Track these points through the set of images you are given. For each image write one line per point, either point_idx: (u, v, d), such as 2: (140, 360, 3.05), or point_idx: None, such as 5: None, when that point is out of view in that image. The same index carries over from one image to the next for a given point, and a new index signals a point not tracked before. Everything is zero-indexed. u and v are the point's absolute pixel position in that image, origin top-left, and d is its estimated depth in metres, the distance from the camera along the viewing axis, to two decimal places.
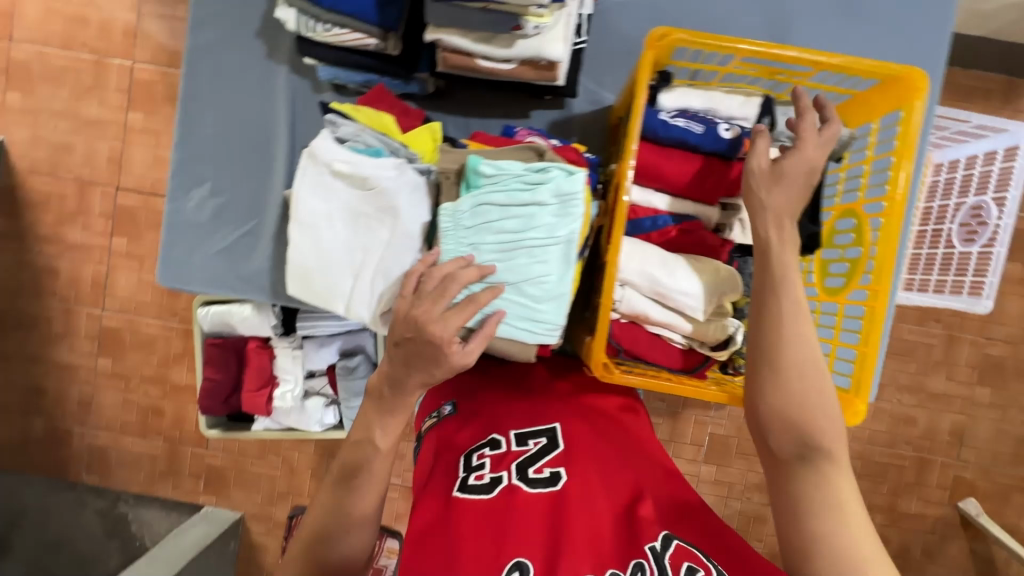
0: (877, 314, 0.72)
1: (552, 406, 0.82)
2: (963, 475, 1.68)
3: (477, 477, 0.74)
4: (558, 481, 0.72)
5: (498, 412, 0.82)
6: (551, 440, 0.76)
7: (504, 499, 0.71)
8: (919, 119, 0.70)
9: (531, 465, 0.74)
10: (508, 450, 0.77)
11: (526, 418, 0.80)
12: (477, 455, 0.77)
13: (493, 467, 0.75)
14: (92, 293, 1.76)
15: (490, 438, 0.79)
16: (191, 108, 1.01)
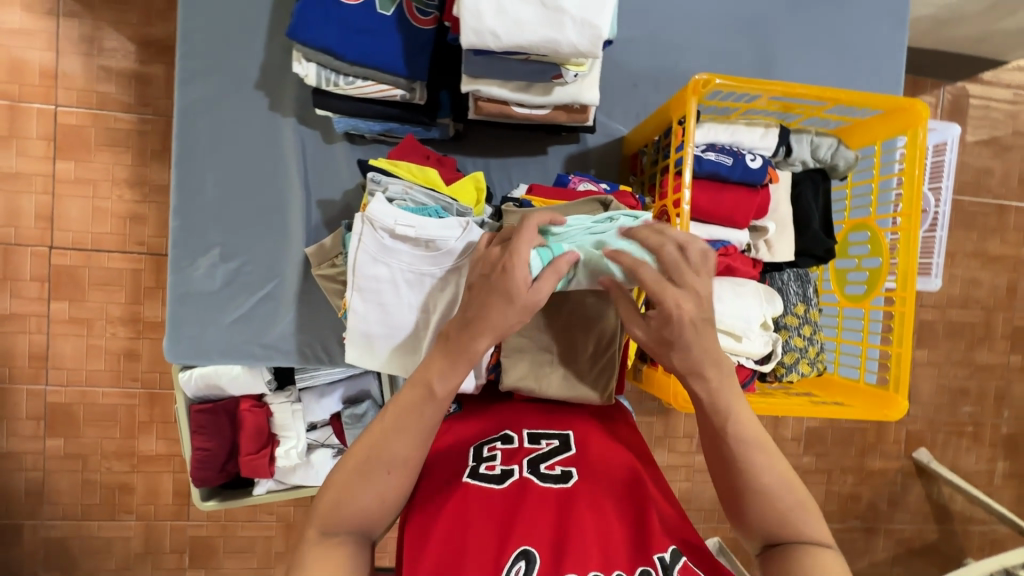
0: (908, 318, 0.80)
1: (566, 409, 0.81)
2: (913, 428, 1.89)
3: (488, 467, 0.70)
4: (570, 480, 0.69)
5: (512, 412, 0.80)
6: (564, 442, 0.73)
7: (515, 491, 0.67)
8: (923, 143, 0.79)
9: (542, 462, 0.71)
10: (521, 446, 0.73)
11: (540, 420, 0.78)
12: (488, 447, 0.74)
13: (504, 460, 0.71)
14: (31, 368, 1.56)
15: (502, 434, 0.76)
16: (189, 169, 0.93)
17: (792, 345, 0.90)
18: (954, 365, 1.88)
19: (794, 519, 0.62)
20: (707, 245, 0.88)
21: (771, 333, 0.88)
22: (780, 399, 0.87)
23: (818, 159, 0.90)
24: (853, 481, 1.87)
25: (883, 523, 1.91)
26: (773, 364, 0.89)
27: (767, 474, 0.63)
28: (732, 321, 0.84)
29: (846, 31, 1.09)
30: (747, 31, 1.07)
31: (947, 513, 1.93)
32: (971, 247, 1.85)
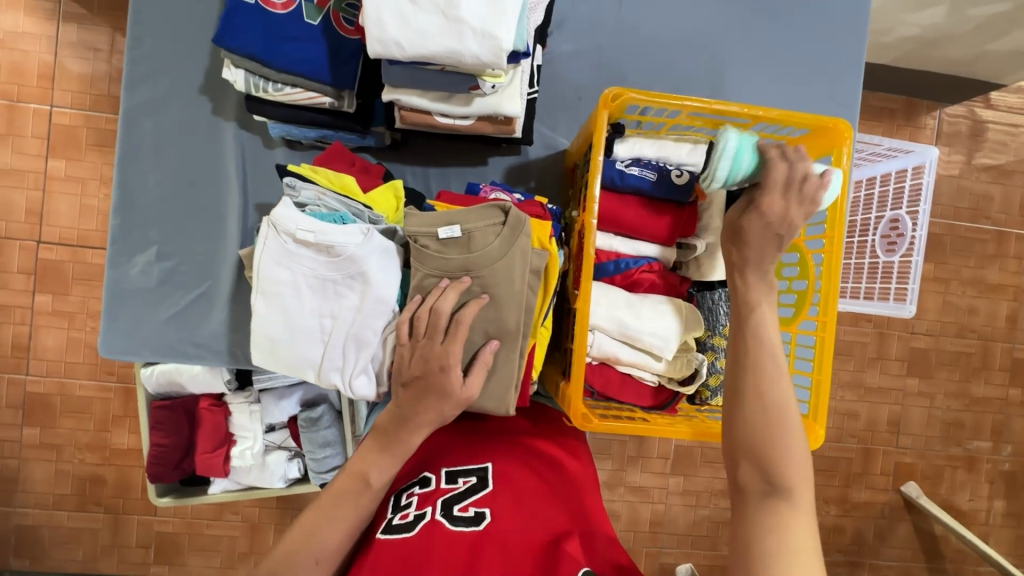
0: (828, 343, 0.78)
1: (492, 444, 0.79)
2: (904, 460, 1.81)
3: (402, 516, 0.70)
4: (482, 521, 0.66)
5: (438, 450, 0.80)
6: (480, 479, 0.72)
7: (424, 534, 0.65)
8: (846, 164, 0.77)
9: (456, 503, 0.69)
10: (437, 487, 0.73)
11: (461, 455, 0.78)
12: (407, 494, 0.74)
13: (418, 505, 0.70)
14: (14, 357, 1.60)
15: (422, 477, 0.75)
16: (130, 170, 0.96)
17: (718, 367, 0.87)
18: (948, 396, 1.80)
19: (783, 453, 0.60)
20: (631, 260, 0.86)
21: (696, 353, 0.86)
22: (701, 423, 0.84)
23: None
24: (837, 512, 1.80)
25: (868, 558, 1.83)
26: (697, 386, 0.85)
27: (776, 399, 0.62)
28: (650, 339, 0.82)
29: (810, 50, 1.07)
30: (701, 47, 1.05)
31: (939, 551, 1.84)
32: (967, 273, 1.78)
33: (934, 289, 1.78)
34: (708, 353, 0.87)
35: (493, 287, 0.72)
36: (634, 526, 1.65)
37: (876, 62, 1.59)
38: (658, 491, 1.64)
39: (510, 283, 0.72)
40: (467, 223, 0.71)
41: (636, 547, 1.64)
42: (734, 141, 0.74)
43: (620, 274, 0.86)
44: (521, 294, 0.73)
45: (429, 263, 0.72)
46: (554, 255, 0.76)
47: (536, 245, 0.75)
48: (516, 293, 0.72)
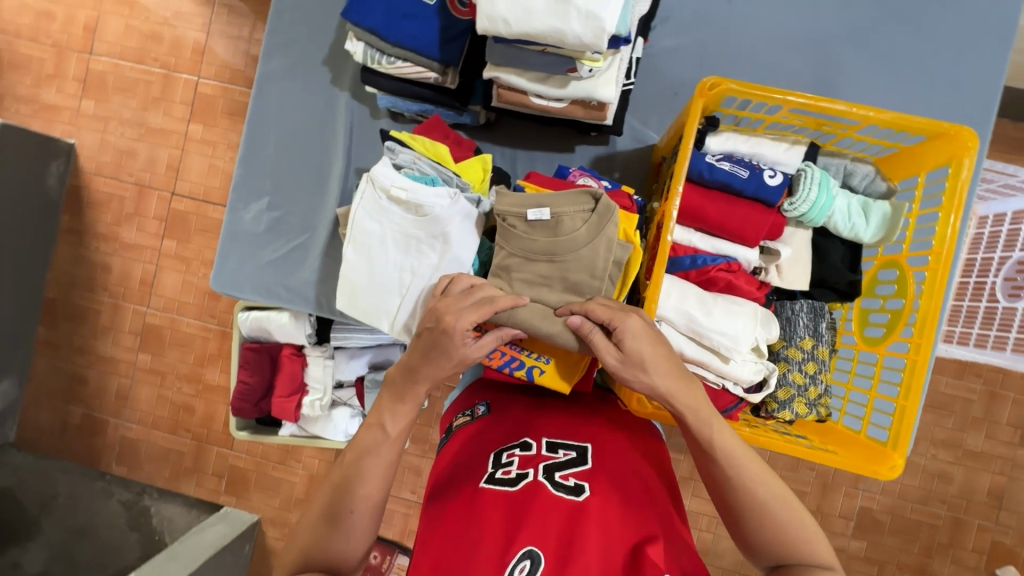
0: (919, 368, 0.72)
1: (592, 425, 0.77)
2: (1002, 541, 1.59)
3: (504, 472, 0.70)
4: (583, 493, 0.65)
5: (534, 416, 0.78)
6: (582, 454, 0.71)
7: (526, 493, 0.66)
8: (966, 176, 0.70)
9: (558, 471, 0.68)
10: (538, 453, 0.72)
11: (562, 428, 0.76)
12: (506, 454, 0.73)
13: (520, 464, 0.70)
14: (139, 291, 1.85)
15: (521, 440, 0.74)
16: (256, 128, 1.08)
17: (789, 380, 0.83)
18: None
19: (796, 537, 0.65)
20: (709, 256, 0.84)
21: (765, 361, 0.82)
22: (764, 432, 0.82)
23: (848, 186, 0.83)
24: None
25: None
26: (764, 395, 0.83)
27: (764, 499, 0.66)
28: (718, 338, 0.79)
29: (939, 62, 0.98)
30: (813, 52, 1.01)
31: None
32: None
33: None
34: (778, 363, 0.84)
35: (572, 273, 0.75)
36: None
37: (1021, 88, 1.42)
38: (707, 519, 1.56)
39: (592, 273, 0.74)
40: (557, 207, 0.74)
41: None
42: (818, 172, 0.81)
43: (696, 270, 0.84)
44: (600, 285, 0.75)
45: (515, 243, 0.76)
46: (638, 250, 0.78)
47: (621, 237, 0.77)
48: (597, 284, 0.75)
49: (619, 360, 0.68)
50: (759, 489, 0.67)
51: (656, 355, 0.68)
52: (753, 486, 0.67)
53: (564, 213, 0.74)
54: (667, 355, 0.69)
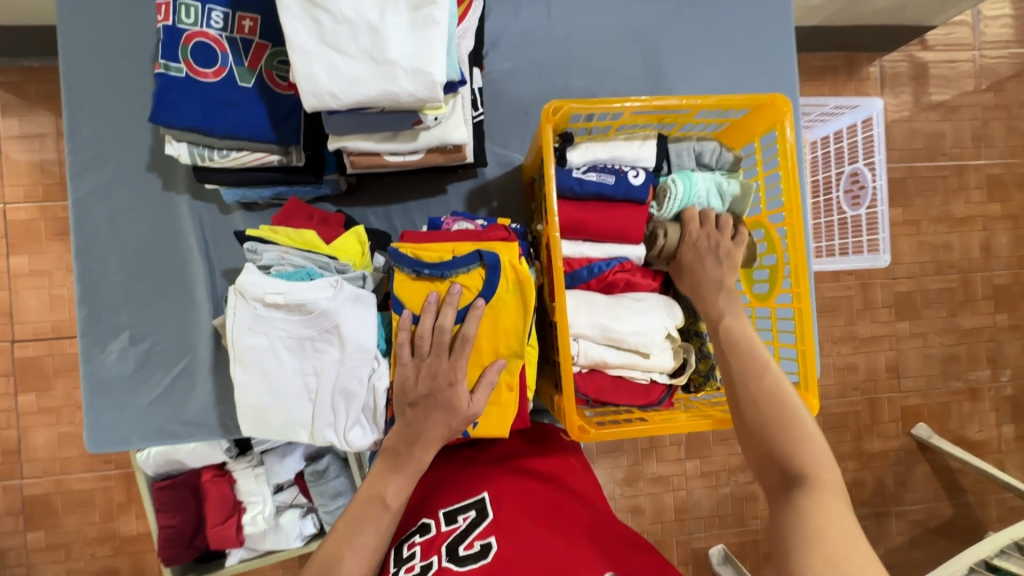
0: (806, 314, 0.79)
1: (487, 471, 0.79)
2: (910, 404, 1.83)
3: (409, 569, 0.70)
4: (489, 554, 0.67)
5: (433, 491, 0.80)
6: (480, 510, 0.72)
7: None
8: (791, 137, 0.79)
9: (461, 543, 0.69)
10: (439, 531, 0.73)
11: (456, 492, 0.77)
12: (409, 544, 0.73)
13: (424, 555, 0.70)
14: (6, 463, 1.55)
15: (421, 523, 0.75)
16: (90, 258, 0.95)
17: (706, 352, 0.88)
18: (939, 333, 1.83)
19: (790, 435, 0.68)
20: (603, 262, 0.87)
21: (682, 345, 0.86)
22: (699, 411, 0.84)
23: (704, 166, 0.88)
24: (855, 467, 1.82)
25: (893, 506, 1.84)
26: (689, 374, 0.87)
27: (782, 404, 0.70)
28: (634, 338, 0.82)
29: (739, 26, 1.09)
30: (636, 43, 1.07)
31: (959, 486, 1.86)
32: (936, 211, 1.82)
33: (906, 232, 1.82)
34: (695, 340, 0.89)
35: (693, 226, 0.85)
36: (660, 517, 1.67)
37: (810, 25, 1.63)
38: (676, 477, 1.67)
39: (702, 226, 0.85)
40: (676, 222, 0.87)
41: (665, 537, 1.66)
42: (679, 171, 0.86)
43: (595, 278, 0.87)
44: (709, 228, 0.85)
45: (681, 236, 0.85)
46: (527, 279, 0.71)
47: (510, 270, 0.72)
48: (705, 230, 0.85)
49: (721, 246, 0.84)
50: (756, 371, 0.72)
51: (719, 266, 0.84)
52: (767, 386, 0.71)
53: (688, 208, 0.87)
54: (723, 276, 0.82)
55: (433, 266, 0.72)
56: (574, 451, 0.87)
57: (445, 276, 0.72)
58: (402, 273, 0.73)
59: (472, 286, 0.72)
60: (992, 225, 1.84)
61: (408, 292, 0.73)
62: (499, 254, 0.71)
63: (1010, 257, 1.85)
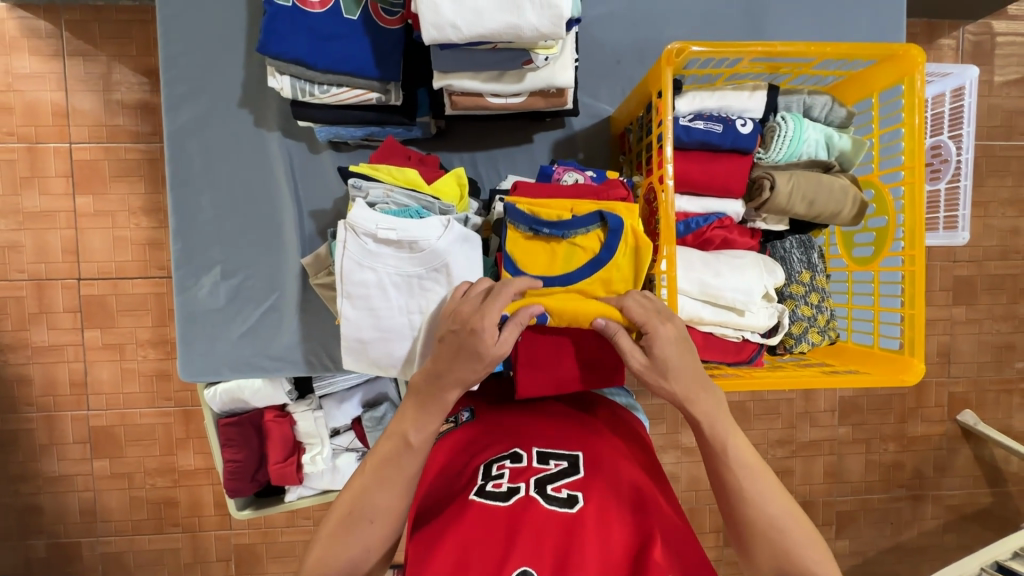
0: (919, 277, 0.77)
1: (589, 431, 0.75)
2: (957, 391, 1.77)
3: (495, 485, 0.66)
4: (576, 505, 0.63)
5: (526, 426, 0.76)
6: (574, 463, 0.68)
7: (517, 511, 0.62)
8: (921, 90, 0.75)
9: (550, 484, 0.66)
10: (529, 465, 0.69)
11: (553, 437, 0.73)
12: (497, 465, 0.70)
13: (511, 478, 0.67)
14: (73, 395, 1.56)
15: (512, 451, 0.71)
16: (183, 193, 0.96)
17: (799, 315, 0.86)
18: (995, 321, 1.74)
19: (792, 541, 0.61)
20: (701, 219, 0.85)
21: (775, 305, 0.84)
22: (791, 372, 0.84)
23: (811, 120, 0.86)
24: (895, 449, 1.77)
25: (930, 490, 1.80)
26: (781, 336, 0.85)
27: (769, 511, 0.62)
28: (731, 295, 0.81)
29: None
30: None
31: (1000, 475, 1.81)
32: (1007, 193, 1.71)
33: (975, 213, 1.72)
34: (788, 302, 0.86)
35: (810, 188, 0.82)
36: (697, 486, 1.63)
37: None
38: None
39: (823, 184, 0.82)
40: (802, 181, 0.83)
41: (703, 506, 1.63)
42: (792, 126, 0.83)
43: (692, 234, 0.86)
44: (830, 181, 0.83)
45: (782, 199, 0.82)
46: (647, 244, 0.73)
47: (631, 237, 0.74)
48: (825, 184, 0.82)
49: (645, 363, 0.66)
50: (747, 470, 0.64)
51: (680, 360, 0.65)
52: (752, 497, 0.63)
53: (790, 159, 0.85)
54: (692, 368, 0.66)
55: (552, 226, 0.75)
56: (638, 425, 0.81)
57: (564, 235, 0.75)
58: (517, 231, 0.76)
59: (590, 246, 0.75)
60: None
61: (523, 251, 0.76)
62: (622, 217, 0.74)
63: None
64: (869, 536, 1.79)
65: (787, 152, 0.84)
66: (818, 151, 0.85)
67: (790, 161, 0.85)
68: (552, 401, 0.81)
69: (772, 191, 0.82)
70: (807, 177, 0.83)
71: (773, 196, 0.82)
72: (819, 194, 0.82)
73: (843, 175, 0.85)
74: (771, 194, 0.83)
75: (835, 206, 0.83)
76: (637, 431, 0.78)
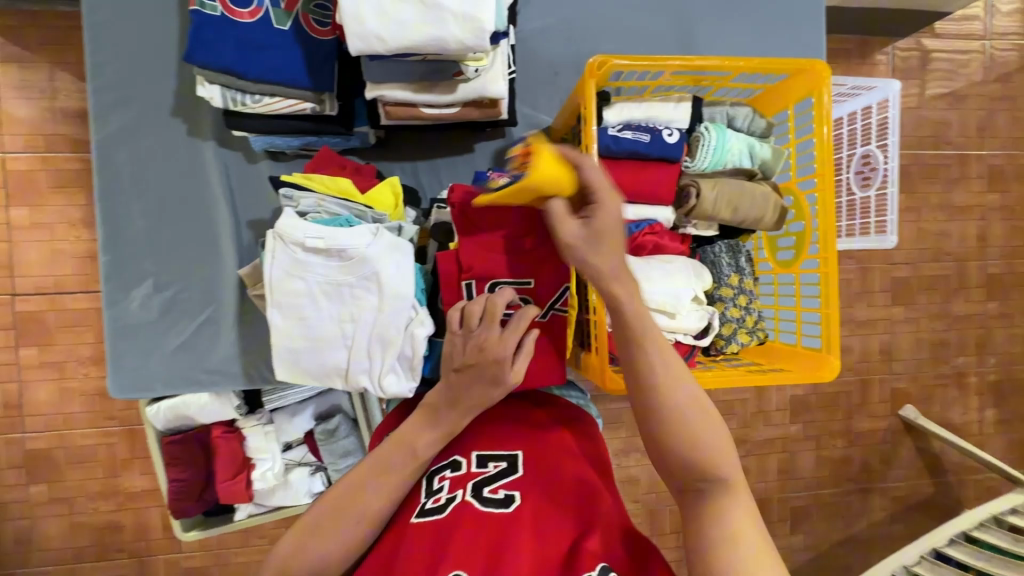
0: (832, 278, 0.81)
1: (529, 427, 0.76)
2: (898, 387, 1.85)
3: (434, 500, 0.67)
4: (513, 504, 0.64)
5: (467, 431, 0.76)
6: (511, 463, 0.69)
7: (454, 517, 0.63)
8: (829, 104, 0.80)
9: (487, 486, 0.66)
10: (468, 471, 0.70)
11: (492, 439, 0.74)
12: (438, 478, 0.70)
13: (450, 488, 0.67)
14: (7, 416, 1.48)
15: (451, 460, 0.72)
16: (112, 204, 0.93)
17: (729, 317, 0.90)
18: (930, 319, 1.84)
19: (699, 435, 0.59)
20: (634, 225, 0.88)
21: (706, 307, 0.88)
22: (723, 372, 0.88)
23: (735, 130, 0.90)
24: (843, 445, 1.84)
25: (877, 483, 1.88)
26: (712, 336, 0.88)
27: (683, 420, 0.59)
28: (662, 298, 0.83)
29: None
30: (671, 8, 1.05)
31: (941, 466, 1.90)
32: (936, 199, 1.81)
33: (908, 218, 1.82)
34: (717, 305, 0.89)
35: (735, 196, 0.86)
36: (655, 487, 1.66)
37: None
38: None
39: (747, 193, 0.86)
40: (731, 191, 0.86)
41: (661, 507, 1.66)
42: (715, 136, 0.87)
43: (625, 240, 0.88)
44: (755, 190, 0.87)
45: (707, 205, 0.86)
46: None
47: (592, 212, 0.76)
48: (750, 193, 0.86)
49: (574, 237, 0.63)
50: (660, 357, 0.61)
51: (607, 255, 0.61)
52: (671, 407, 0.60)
53: (716, 168, 0.89)
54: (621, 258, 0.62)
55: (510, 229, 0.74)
56: (588, 420, 0.80)
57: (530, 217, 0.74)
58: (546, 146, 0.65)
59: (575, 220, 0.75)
60: (988, 215, 1.85)
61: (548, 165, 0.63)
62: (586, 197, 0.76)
63: (1004, 247, 1.86)
64: (822, 530, 1.85)
65: (713, 161, 0.88)
66: (743, 160, 0.89)
67: (716, 169, 0.89)
68: (497, 401, 0.82)
69: (697, 199, 0.86)
70: (733, 186, 0.87)
71: (698, 204, 0.86)
72: (743, 204, 0.86)
73: (765, 183, 0.89)
74: (696, 201, 0.86)
75: (760, 214, 0.87)
76: (579, 422, 0.79)
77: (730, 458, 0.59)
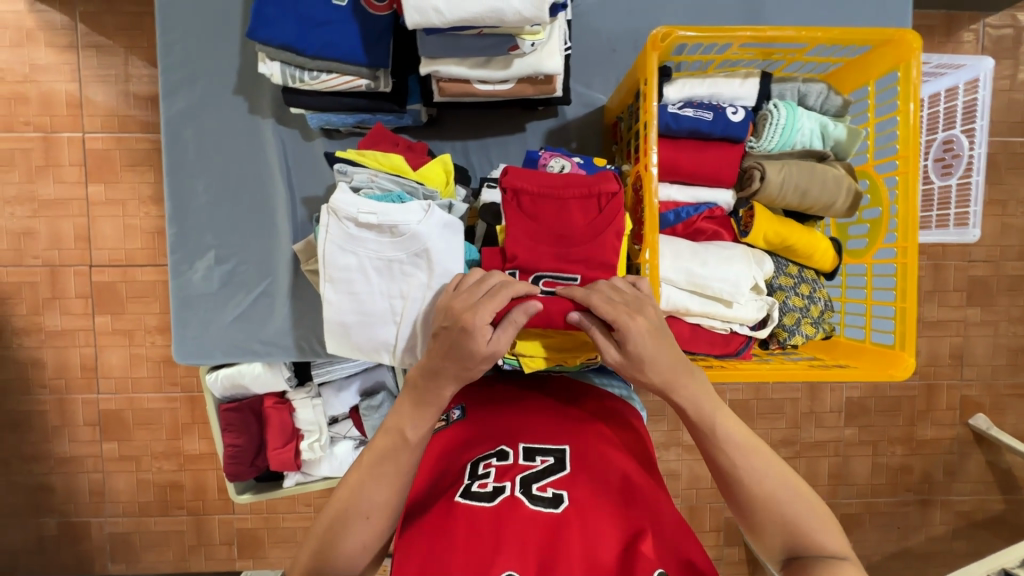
0: (911, 270, 0.75)
1: (578, 422, 0.74)
2: (970, 394, 1.71)
3: (480, 485, 0.65)
4: (562, 505, 0.63)
5: (515, 421, 0.74)
6: (560, 459, 0.67)
7: (503, 514, 0.62)
8: (918, 78, 0.73)
9: (535, 483, 0.65)
10: (515, 462, 0.68)
11: (542, 433, 0.72)
12: (483, 464, 0.69)
13: (497, 477, 0.66)
14: (84, 378, 1.60)
15: (498, 448, 0.71)
16: (178, 179, 0.97)
17: (791, 306, 0.84)
18: (1012, 323, 1.69)
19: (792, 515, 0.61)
20: (691, 208, 0.84)
21: (765, 298, 0.83)
22: (783, 365, 0.83)
23: (807, 108, 0.84)
24: (903, 452, 1.73)
25: (939, 495, 1.75)
26: (770, 330, 0.84)
27: (786, 498, 0.62)
28: (719, 286, 0.79)
29: None
30: None
31: (1014, 481, 1.74)
32: None
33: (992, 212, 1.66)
34: (777, 295, 0.84)
35: (802, 179, 0.81)
36: (697, 483, 1.61)
37: None
38: None
39: (817, 175, 0.81)
40: (800, 174, 0.81)
41: (701, 504, 1.61)
42: (784, 114, 0.81)
43: (682, 223, 0.84)
44: (825, 173, 0.81)
45: (772, 188, 0.81)
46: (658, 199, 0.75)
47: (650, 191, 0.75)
48: (819, 176, 0.81)
49: None
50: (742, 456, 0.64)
51: None
52: (769, 486, 0.63)
53: (782, 148, 0.83)
54: None
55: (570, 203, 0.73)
56: (636, 416, 0.80)
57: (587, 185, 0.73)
58: None
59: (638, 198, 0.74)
60: None
61: None
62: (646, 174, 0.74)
63: None
64: (874, 540, 1.75)
65: (780, 142, 0.82)
66: (813, 140, 0.83)
67: (783, 150, 0.83)
68: (541, 393, 0.81)
69: (761, 181, 0.81)
70: (801, 168, 0.81)
71: (762, 186, 0.81)
72: (811, 188, 0.81)
73: (838, 165, 0.83)
74: (759, 184, 0.82)
75: (830, 200, 0.82)
76: (622, 420, 0.77)
77: (827, 534, 0.61)
